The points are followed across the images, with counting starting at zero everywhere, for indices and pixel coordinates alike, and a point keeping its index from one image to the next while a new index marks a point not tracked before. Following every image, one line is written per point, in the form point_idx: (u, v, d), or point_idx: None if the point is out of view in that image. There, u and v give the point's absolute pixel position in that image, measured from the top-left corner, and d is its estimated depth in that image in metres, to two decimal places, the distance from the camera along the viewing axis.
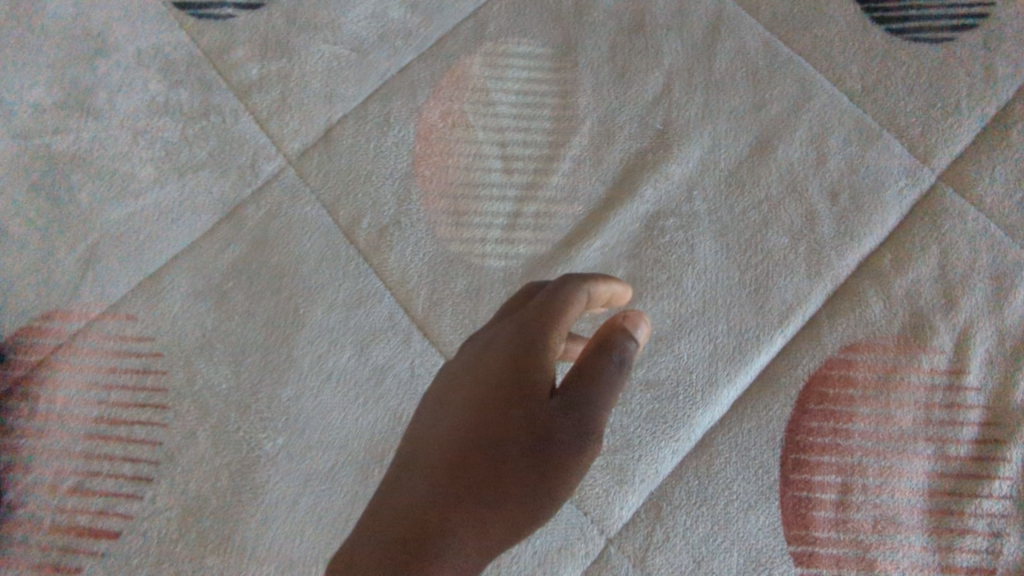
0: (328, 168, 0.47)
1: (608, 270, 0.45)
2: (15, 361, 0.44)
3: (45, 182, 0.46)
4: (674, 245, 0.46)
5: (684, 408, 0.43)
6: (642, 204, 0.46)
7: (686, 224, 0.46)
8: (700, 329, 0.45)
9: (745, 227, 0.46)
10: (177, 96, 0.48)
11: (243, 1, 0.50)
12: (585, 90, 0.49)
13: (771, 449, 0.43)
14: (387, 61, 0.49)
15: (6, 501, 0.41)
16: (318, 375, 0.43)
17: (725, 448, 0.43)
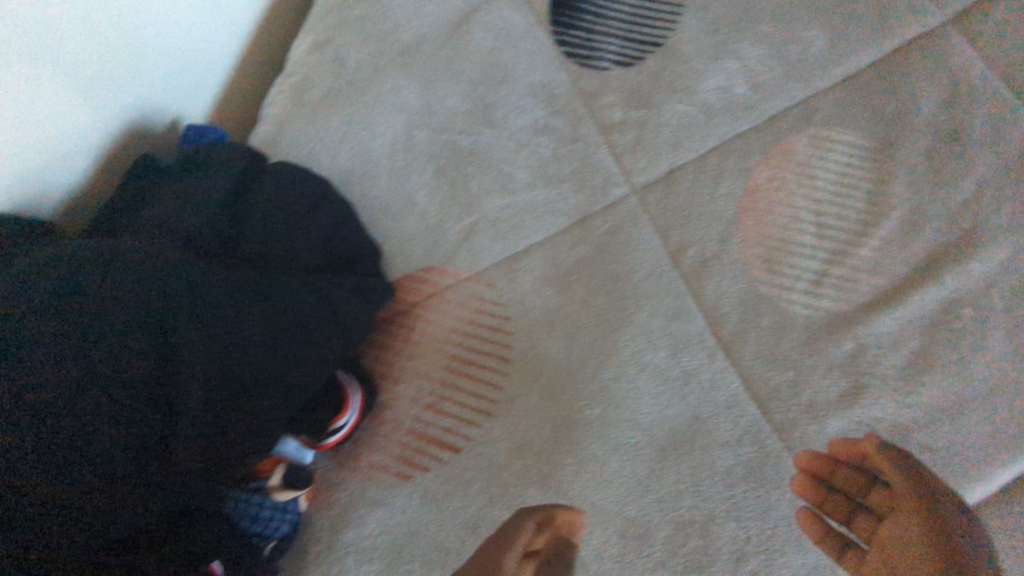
0: (667, 203, 0.56)
1: (900, 339, 0.51)
2: (400, 297, 0.56)
3: (447, 169, 0.58)
4: (969, 332, 0.50)
5: (965, 477, 0.47)
6: (942, 290, 0.52)
7: (983, 316, 0.51)
8: (987, 412, 0.48)
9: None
10: (555, 122, 0.59)
11: (619, 59, 0.61)
12: (900, 182, 0.55)
13: None
14: (727, 127, 0.58)
15: (379, 402, 0.53)
16: (636, 365, 0.52)
17: (1001, 527, 0.45)
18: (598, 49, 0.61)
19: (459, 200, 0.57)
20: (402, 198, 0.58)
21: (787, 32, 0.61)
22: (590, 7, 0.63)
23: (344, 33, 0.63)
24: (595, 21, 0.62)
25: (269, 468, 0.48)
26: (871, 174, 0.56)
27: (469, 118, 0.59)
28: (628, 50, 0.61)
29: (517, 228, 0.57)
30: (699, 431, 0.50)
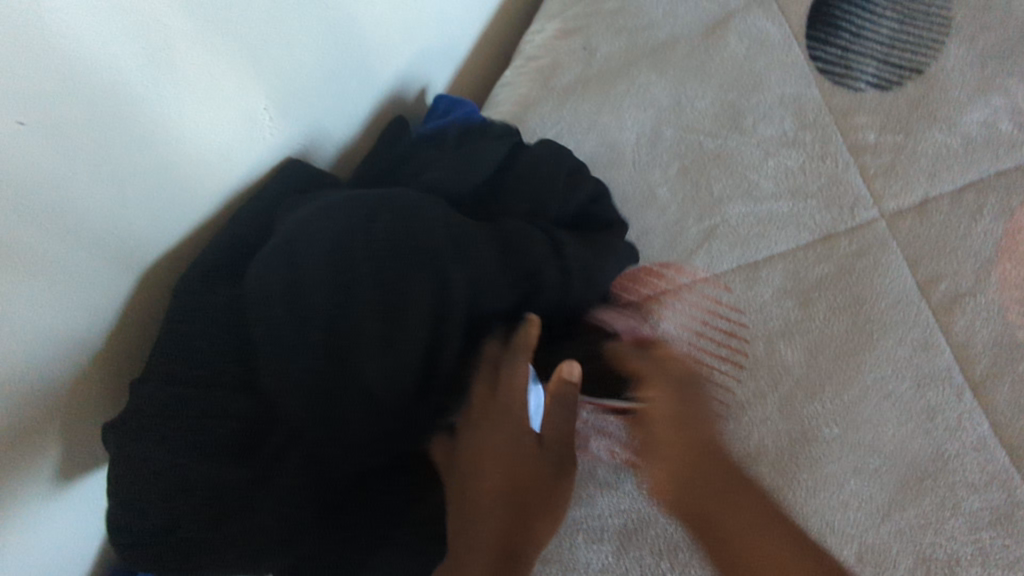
0: (918, 232, 0.55)
1: None
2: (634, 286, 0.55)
3: (690, 169, 0.59)
4: None
5: None
6: None
7: None
8: None
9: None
10: (804, 137, 0.59)
11: (876, 81, 0.60)
12: None
13: None
14: (990, 163, 0.56)
15: None
16: (879, 392, 0.51)
17: None
18: (854, 70, 0.60)
19: (701, 201, 0.58)
20: (643, 191, 0.58)
21: None
22: (847, 25, 0.61)
23: (595, 26, 0.65)
24: (852, 41, 0.61)
25: None
26: None
27: (717, 122, 0.60)
28: (886, 73, 0.60)
29: (759, 236, 0.56)
30: (941, 469, 0.49)
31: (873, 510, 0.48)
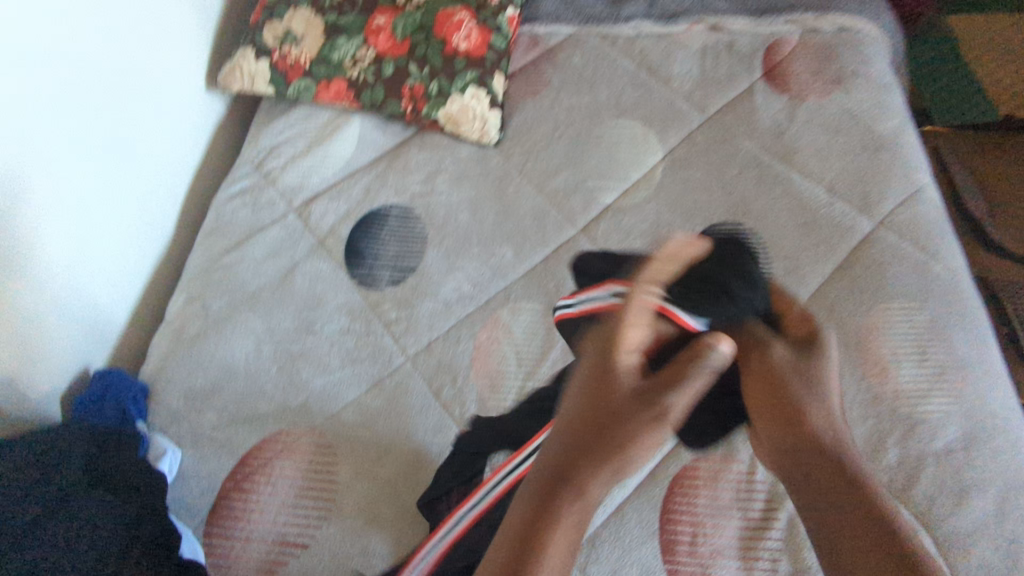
0: (429, 362, 0.91)
1: None
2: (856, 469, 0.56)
3: (285, 366, 0.90)
4: None
5: (637, 537, 0.78)
6: None
7: None
8: None
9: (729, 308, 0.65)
10: (354, 325, 0.94)
11: (391, 280, 0.98)
12: None
13: (707, 551, 0.76)
14: (460, 311, 0.96)
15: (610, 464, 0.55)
16: (415, 468, 0.82)
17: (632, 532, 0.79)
18: (377, 276, 0.98)
19: (293, 386, 0.89)
20: (254, 391, 0.88)
21: (490, 249, 1.03)
22: (369, 253, 1.01)
23: (208, 289, 0.97)
24: (372, 262, 1.00)
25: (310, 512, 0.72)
26: (544, 324, 0.94)
27: (297, 332, 0.93)
28: (397, 274, 0.99)
29: (335, 396, 0.88)
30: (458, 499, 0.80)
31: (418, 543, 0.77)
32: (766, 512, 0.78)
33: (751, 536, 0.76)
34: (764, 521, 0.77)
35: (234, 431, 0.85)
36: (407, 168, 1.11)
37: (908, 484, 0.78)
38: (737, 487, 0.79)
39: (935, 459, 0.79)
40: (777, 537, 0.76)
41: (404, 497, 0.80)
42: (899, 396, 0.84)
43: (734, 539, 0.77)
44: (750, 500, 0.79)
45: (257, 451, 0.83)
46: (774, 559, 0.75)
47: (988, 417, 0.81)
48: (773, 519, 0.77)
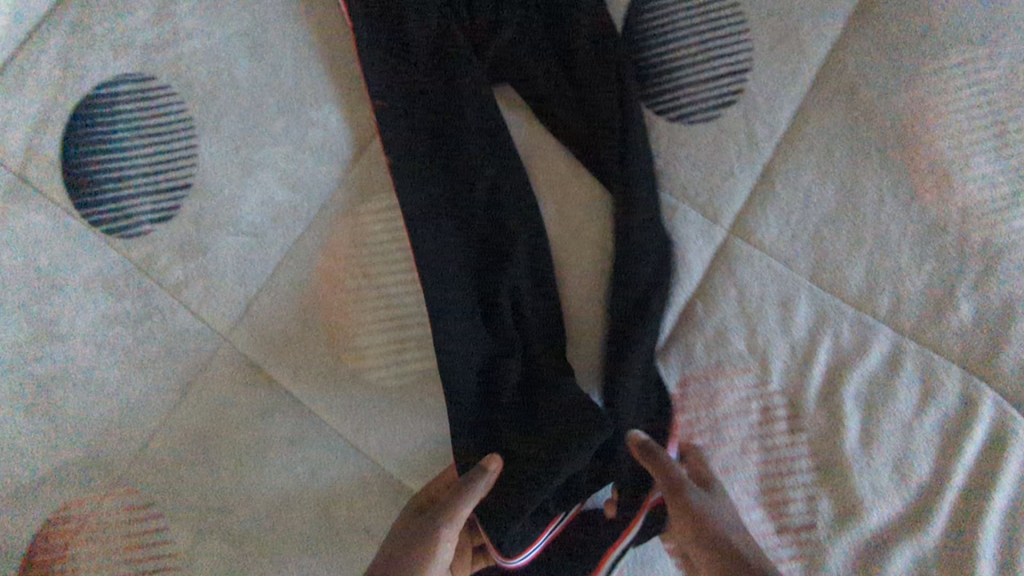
0: (255, 335, 0.58)
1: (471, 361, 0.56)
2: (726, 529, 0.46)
3: (38, 405, 0.58)
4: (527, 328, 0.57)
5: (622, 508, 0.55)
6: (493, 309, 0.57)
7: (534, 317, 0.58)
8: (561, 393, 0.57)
9: (781, 83, 0.60)
10: (122, 307, 0.59)
11: (155, 214, 0.60)
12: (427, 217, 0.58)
13: (740, 492, 0.55)
14: (283, 238, 0.60)
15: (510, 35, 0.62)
16: (281, 500, 0.56)
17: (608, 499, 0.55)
18: (131, 215, 0.60)
19: (62, 426, 0.58)
20: (8, 457, 0.57)
21: (300, 116, 0.62)
22: (106, 177, 0.60)
23: None
24: (115, 191, 0.60)
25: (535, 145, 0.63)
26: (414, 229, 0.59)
27: (33, 343, 0.58)
28: (161, 203, 0.60)
29: (133, 424, 0.57)
30: (354, 525, 0.56)
31: None
32: (794, 425, 0.55)
33: (780, 475, 0.55)
34: (783, 444, 0.55)
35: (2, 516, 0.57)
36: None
37: (987, 351, 0.54)
38: (739, 390, 0.56)
39: None
40: (804, 455, 0.55)
41: (270, 551, 0.55)
42: (968, 215, 0.55)
43: (751, 486, 0.55)
44: (772, 408, 0.56)
45: (44, 543, 0.56)
46: (803, 500, 0.55)
47: None
48: (798, 424, 0.55)
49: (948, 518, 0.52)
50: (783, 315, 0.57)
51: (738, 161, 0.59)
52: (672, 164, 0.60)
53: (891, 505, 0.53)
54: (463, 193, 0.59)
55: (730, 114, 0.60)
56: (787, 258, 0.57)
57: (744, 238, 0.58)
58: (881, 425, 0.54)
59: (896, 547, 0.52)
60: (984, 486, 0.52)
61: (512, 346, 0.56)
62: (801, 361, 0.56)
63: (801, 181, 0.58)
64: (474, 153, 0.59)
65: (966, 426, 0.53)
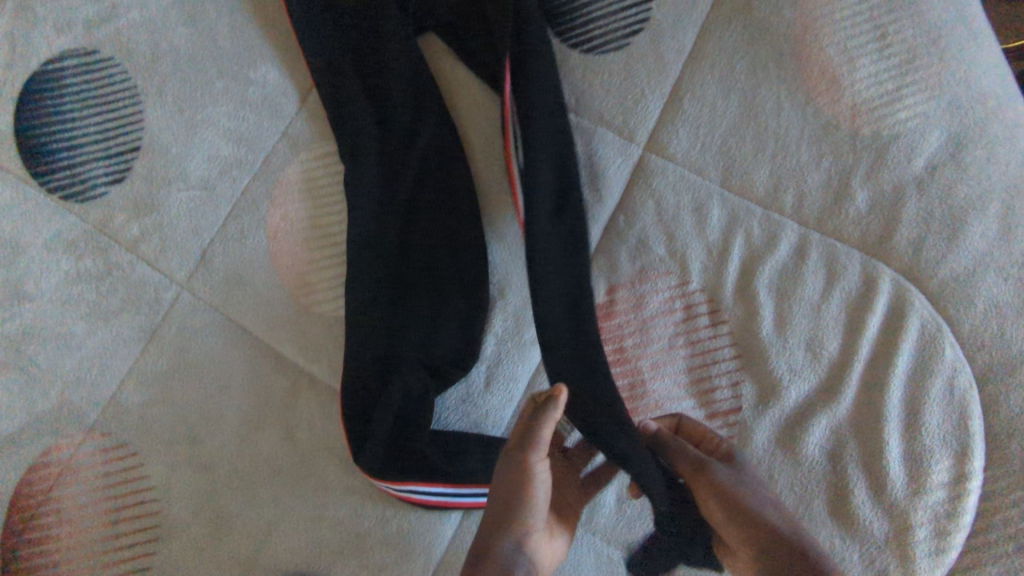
0: (212, 281, 0.62)
1: (411, 287, 0.61)
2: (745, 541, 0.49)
3: (13, 361, 0.61)
4: (464, 252, 0.62)
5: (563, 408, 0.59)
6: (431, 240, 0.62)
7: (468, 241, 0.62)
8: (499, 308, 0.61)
9: (684, 9, 0.64)
10: (85, 265, 0.63)
11: (109, 177, 0.64)
12: (356, 162, 0.62)
13: (670, 385, 0.60)
14: (231, 190, 0.64)
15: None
16: (248, 429, 0.60)
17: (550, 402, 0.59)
18: (86, 180, 0.64)
19: (36, 380, 0.61)
20: None
21: (239, 77, 0.66)
22: (59, 147, 0.64)
23: None
24: (68, 159, 0.64)
25: (458, 86, 0.66)
26: None
27: (3, 305, 0.62)
28: (114, 166, 0.64)
29: (104, 373, 0.61)
30: (316, 447, 0.60)
31: (299, 514, 0.59)
32: (716, 319, 0.60)
33: (706, 365, 0.59)
34: (706, 337, 0.60)
35: None
36: None
37: (886, 233, 0.58)
38: (663, 292, 0.60)
39: (917, 184, 0.59)
40: (726, 345, 0.59)
41: (242, 476, 0.59)
42: (858, 112, 0.60)
43: (681, 378, 0.59)
44: (693, 305, 0.60)
45: (27, 490, 0.59)
46: (729, 386, 0.59)
47: (978, 104, 0.59)
48: (719, 317, 0.60)
49: (858, 387, 0.57)
50: (698, 219, 0.61)
51: (648, 84, 0.64)
52: (589, 93, 0.65)
53: (807, 383, 0.58)
54: (389, 139, 0.64)
55: (638, 41, 0.64)
56: (699, 168, 0.62)
57: (659, 153, 0.63)
58: (793, 310, 0.59)
59: (814, 418, 0.57)
60: (888, 354, 0.57)
61: (438, 271, 0.62)
62: (718, 260, 0.60)
63: (707, 97, 0.63)
64: (399, 103, 0.64)
65: (870, 303, 0.58)
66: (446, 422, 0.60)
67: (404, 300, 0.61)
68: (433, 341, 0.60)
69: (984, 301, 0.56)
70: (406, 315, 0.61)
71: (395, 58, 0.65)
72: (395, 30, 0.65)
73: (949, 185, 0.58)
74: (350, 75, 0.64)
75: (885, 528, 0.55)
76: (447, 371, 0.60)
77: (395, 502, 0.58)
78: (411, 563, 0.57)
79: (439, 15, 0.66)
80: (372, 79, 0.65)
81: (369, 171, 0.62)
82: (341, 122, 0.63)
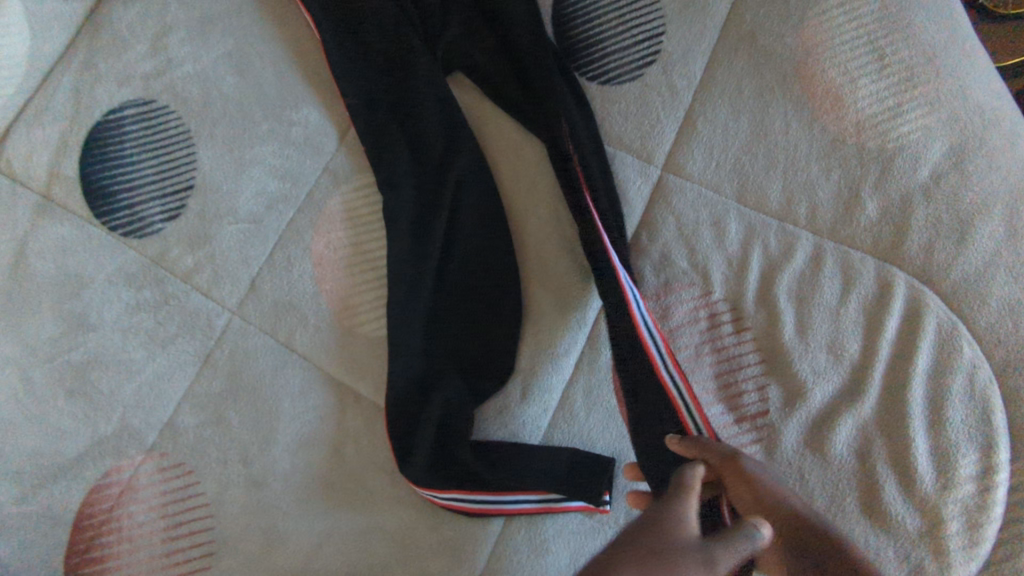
0: (262, 307, 0.66)
1: (448, 307, 0.66)
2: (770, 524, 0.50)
3: (76, 388, 0.65)
4: (497, 272, 0.66)
5: (596, 415, 0.62)
6: (464, 261, 0.67)
7: (499, 261, 0.66)
8: (531, 322, 0.65)
9: (693, 41, 0.69)
10: (144, 296, 0.67)
11: (165, 214, 0.69)
12: (392, 192, 0.67)
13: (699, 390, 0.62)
14: (277, 222, 0.69)
15: (461, 38, 0.71)
16: (297, 445, 0.63)
17: (584, 410, 0.62)
18: (144, 218, 0.69)
19: (98, 405, 0.65)
20: (49, 440, 0.64)
21: (282, 119, 0.72)
22: (120, 188, 0.69)
23: None
24: (128, 199, 0.69)
25: (485, 120, 0.71)
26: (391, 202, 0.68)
27: (68, 335, 0.66)
28: (170, 204, 0.69)
29: (162, 396, 0.65)
30: (362, 460, 0.63)
31: (347, 525, 0.61)
32: (739, 326, 0.63)
33: (732, 371, 0.62)
34: (731, 344, 0.62)
35: (49, 491, 0.63)
36: (119, 41, 0.73)
37: (897, 239, 0.62)
38: (688, 302, 0.64)
39: (923, 192, 0.62)
40: (751, 351, 0.62)
41: (293, 490, 0.62)
42: (862, 127, 0.64)
43: (709, 384, 0.62)
44: (716, 314, 0.63)
45: (90, 510, 0.62)
46: (755, 390, 0.61)
47: (975, 116, 0.63)
48: (742, 325, 0.63)
49: (880, 386, 0.60)
50: (716, 233, 0.65)
51: (663, 110, 0.68)
52: (607, 121, 0.69)
53: (831, 384, 0.60)
54: (423, 170, 0.68)
55: (652, 71, 0.69)
56: (714, 185, 0.66)
57: (676, 173, 0.67)
58: (812, 315, 0.61)
59: (840, 417, 0.59)
60: (908, 353, 0.60)
61: (472, 290, 0.66)
62: (737, 270, 0.64)
63: (718, 120, 0.67)
64: (431, 136, 0.69)
65: (886, 305, 0.60)
66: (486, 433, 0.63)
67: (441, 319, 0.65)
68: (470, 355, 0.64)
69: (997, 300, 0.59)
70: (444, 333, 0.65)
71: (425, 96, 0.70)
72: (424, 71, 0.70)
73: (954, 192, 0.62)
74: (385, 113, 0.70)
75: (918, 524, 0.56)
76: (484, 384, 0.63)
77: (440, 511, 0.61)
78: (456, 570, 0.59)
79: (465, 56, 0.71)
80: (405, 116, 0.70)
81: (405, 202, 0.67)
82: (379, 155, 0.68)
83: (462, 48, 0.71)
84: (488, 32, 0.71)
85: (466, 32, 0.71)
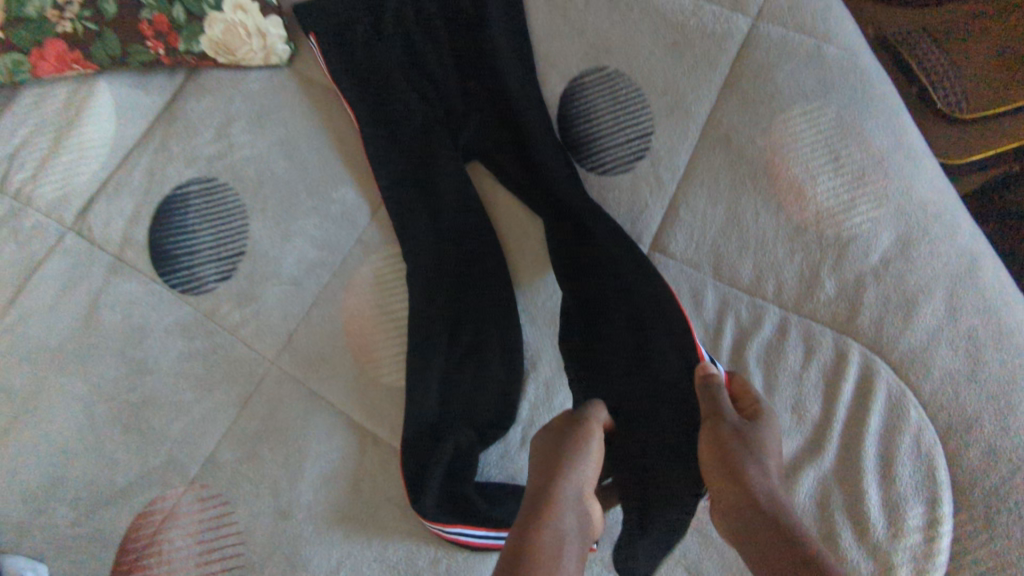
0: (297, 358, 0.76)
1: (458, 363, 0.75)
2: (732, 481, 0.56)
3: (131, 425, 0.75)
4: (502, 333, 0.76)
5: None
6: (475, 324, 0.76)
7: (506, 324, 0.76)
8: (531, 378, 0.74)
9: (677, 140, 0.81)
10: (195, 346, 0.77)
11: (218, 275, 0.80)
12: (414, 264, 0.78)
13: None
14: (315, 284, 0.79)
15: (480, 135, 0.84)
16: (321, 482, 0.72)
17: None
18: (199, 277, 0.80)
19: (150, 440, 0.74)
20: (106, 468, 0.73)
21: (324, 197, 0.83)
22: (181, 252, 0.80)
23: None
24: (187, 261, 0.80)
25: (498, 202, 0.83)
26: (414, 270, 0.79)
27: (128, 378, 0.76)
28: (223, 267, 0.80)
29: (205, 434, 0.74)
30: (379, 497, 0.71)
31: (361, 555, 0.68)
32: None
33: None
34: None
35: (100, 516, 0.71)
36: (190, 129, 0.87)
37: (852, 314, 0.71)
38: None
39: (874, 275, 0.72)
40: None
41: (315, 522, 0.70)
42: (822, 218, 0.74)
43: None
44: None
45: (134, 534, 0.70)
46: None
47: (918, 211, 0.73)
48: None
49: (839, 443, 0.67)
50: (694, 305, 0.74)
51: (650, 199, 0.79)
52: (602, 206, 0.80)
53: (795, 440, 0.68)
54: (441, 245, 0.80)
55: (642, 165, 0.81)
56: (694, 263, 0.76)
57: (661, 253, 0.77)
58: (778, 379, 0.70)
59: (803, 469, 0.67)
60: (862, 415, 0.68)
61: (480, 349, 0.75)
62: (713, 338, 0.73)
63: (698, 208, 0.78)
64: (450, 216, 0.81)
65: (842, 372, 0.69)
66: (488, 475, 0.71)
67: (453, 374, 0.75)
68: (476, 407, 0.73)
69: (939, 370, 0.67)
70: (454, 386, 0.74)
71: (447, 182, 0.82)
72: (447, 161, 0.83)
73: (901, 275, 0.71)
74: (412, 195, 0.81)
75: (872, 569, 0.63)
76: (489, 432, 0.72)
77: (445, 545, 0.68)
78: None
79: (483, 150, 0.84)
80: (430, 198, 0.82)
81: (425, 271, 0.77)
82: (404, 230, 0.79)
83: (480, 142, 0.84)
84: (502, 130, 0.84)
85: (484, 130, 0.84)
